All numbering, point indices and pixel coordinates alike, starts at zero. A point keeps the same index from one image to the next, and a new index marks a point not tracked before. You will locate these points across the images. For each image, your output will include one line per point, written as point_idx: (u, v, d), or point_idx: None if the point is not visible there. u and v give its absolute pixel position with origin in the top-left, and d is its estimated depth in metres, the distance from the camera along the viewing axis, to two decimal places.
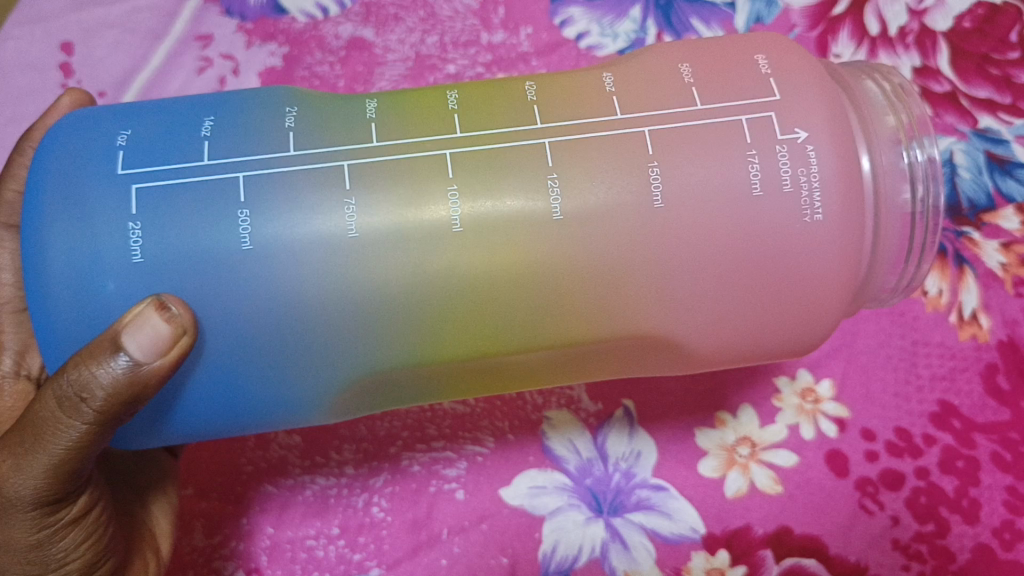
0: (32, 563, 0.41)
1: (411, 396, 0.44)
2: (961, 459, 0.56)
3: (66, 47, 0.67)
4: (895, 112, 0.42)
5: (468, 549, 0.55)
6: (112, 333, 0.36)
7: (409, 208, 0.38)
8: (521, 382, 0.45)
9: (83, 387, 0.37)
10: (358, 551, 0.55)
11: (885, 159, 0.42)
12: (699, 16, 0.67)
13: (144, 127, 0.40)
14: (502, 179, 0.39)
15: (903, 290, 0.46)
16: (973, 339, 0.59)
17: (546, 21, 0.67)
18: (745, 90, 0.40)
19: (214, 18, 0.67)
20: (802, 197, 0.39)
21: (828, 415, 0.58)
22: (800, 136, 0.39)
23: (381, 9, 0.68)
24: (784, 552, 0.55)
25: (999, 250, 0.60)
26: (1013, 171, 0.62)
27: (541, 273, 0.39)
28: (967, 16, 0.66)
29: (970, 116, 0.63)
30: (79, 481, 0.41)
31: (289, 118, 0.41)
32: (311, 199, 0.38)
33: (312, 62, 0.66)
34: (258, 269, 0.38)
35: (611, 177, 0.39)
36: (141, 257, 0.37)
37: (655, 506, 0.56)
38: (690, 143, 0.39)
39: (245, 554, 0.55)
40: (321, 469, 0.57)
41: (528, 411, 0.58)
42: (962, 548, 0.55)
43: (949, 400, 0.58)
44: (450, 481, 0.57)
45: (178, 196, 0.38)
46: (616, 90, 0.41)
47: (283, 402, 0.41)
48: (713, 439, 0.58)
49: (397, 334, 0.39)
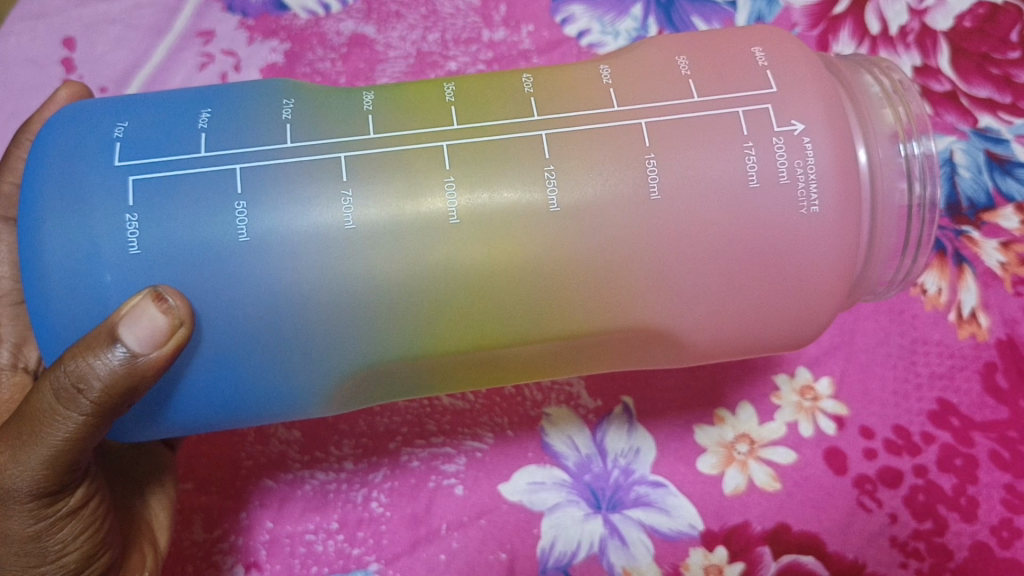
0: (29, 554, 0.42)
1: (409, 388, 0.44)
2: (959, 457, 0.56)
3: (68, 42, 0.67)
4: (893, 107, 0.42)
5: (467, 545, 0.55)
6: (109, 324, 0.37)
7: (407, 200, 0.38)
8: (519, 375, 0.45)
9: (80, 378, 0.37)
10: (357, 546, 0.55)
11: (882, 153, 0.42)
12: (700, 14, 0.67)
13: (142, 119, 0.40)
14: (499, 170, 0.39)
15: (899, 283, 0.46)
16: (972, 338, 0.59)
17: (547, 18, 0.67)
18: (741, 83, 0.40)
19: (215, 14, 0.67)
20: (799, 189, 0.39)
21: (827, 413, 0.58)
22: (797, 129, 0.39)
23: (383, 6, 0.68)
24: (783, 549, 0.55)
25: (998, 249, 0.60)
26: (1013, 171, 0.62)
27: (539, 266, 0.39)
28: (967, 16, 0.66)
29: (970, 116, 0.63)
30: (77, 473, 0.41)
31: (286, 111, 0.41)
32: (309, 190, 0.38)
33: (314, 59, 0.66)
34: (256, 259, 0.38)
35: (608, 168, 0.39)
36: (138, 249, 0.37)
37: (653, 503, 0.56)
38: (687, 135, 0.39)
39: (244, 548, 0.55)
40: (321, 464, 0.57)
41: (527, 408, 0.58)
42: (960, 546, 0.55)
43: (948, 398, 0.58)
44: (449, 477, 0.57)
45: (175, 186, 0.38)
46: (613, 83, 0.41)
47: (281, 394, 0.41)
48: (712, 437, 0.58)
49: (395, 326, 0.39)
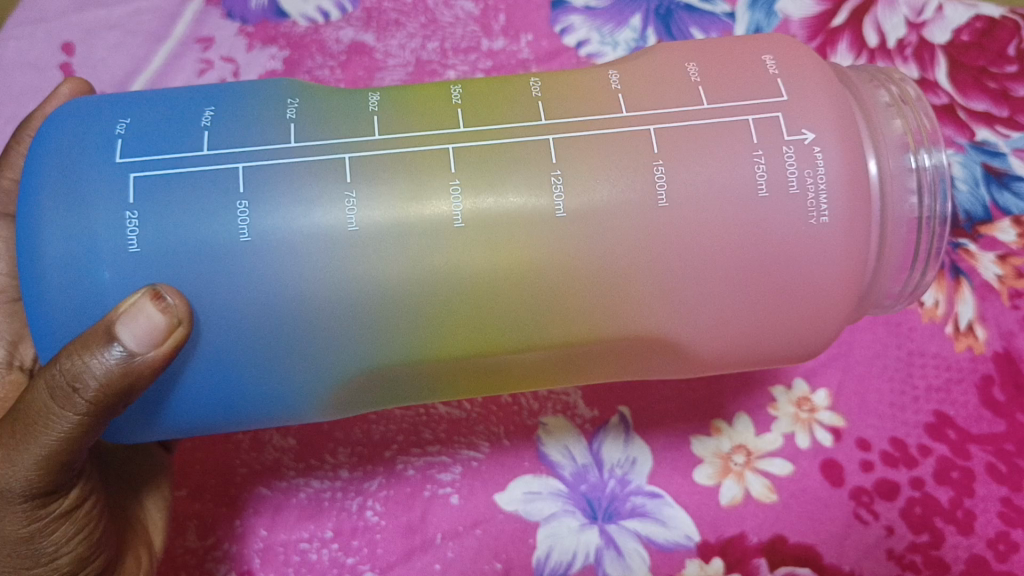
0: (22, 556, 0.41)
1: (410, 393, 0.44)
2: (956, 470, 0.56)
3: (67, 47, 0.67)
4: (903, 117, 0.42)
5: (462, 554, 0.55)
6: (106, 323, 0.36)
7: (411, 202, 0.38)
8: (521, 382, 0.45)
9: (76, 377, 0.36)
10: (351, 555, 0.55)
11: (892, 164, 0.42)
12: (699, 25, 0.67)
13: (142, 117, 0.40)
14: (507, 176, 0.39)
15: (908, 296, 0.46)
16: (968, 350, 0.59)
17: (546, 29, 0.68)
18: (750, 90, 0.41)
19: (214, 20, 0.67)
20: (809, 199, 0.39)
21: (823, 424, 0.58)
22: (807, 138, 0.39)
23: (383, 15, 0.68)
24: (779, 561, 0.55)
25: (995, 262, 0.60)
26: (1011, 184, 0.62)
27: (543, 271, 0.39)
28: (965, 29, 0.66)
29: (968, 129, 0.64)
30: (71, 474, 0.41)
31: (290, 110, 0.41)
32: (312, 190, 0.38)
33: (313, 66, 0.66)
34: (257, 260, 0.38)
35: (616, 174, 0.39)
36: (137, 247, 0.37)
37: (649, 514, 0.56)
38: (695, 143, 0.39)
39: (238, 557, 0.55)
40: (315, 472, 0.57)
41: (524, 416, 0.58)
42: (957, 559, 0.54)
43: (944, 410, 0.58)
44: (445, 486, 0.56)
45: (178, 184, 0.38)
46: (622, 88, 0.41)
47: (282, 397, 0.41)
48: (708, 448, 0.57)
49: (398, 331, 0.39)
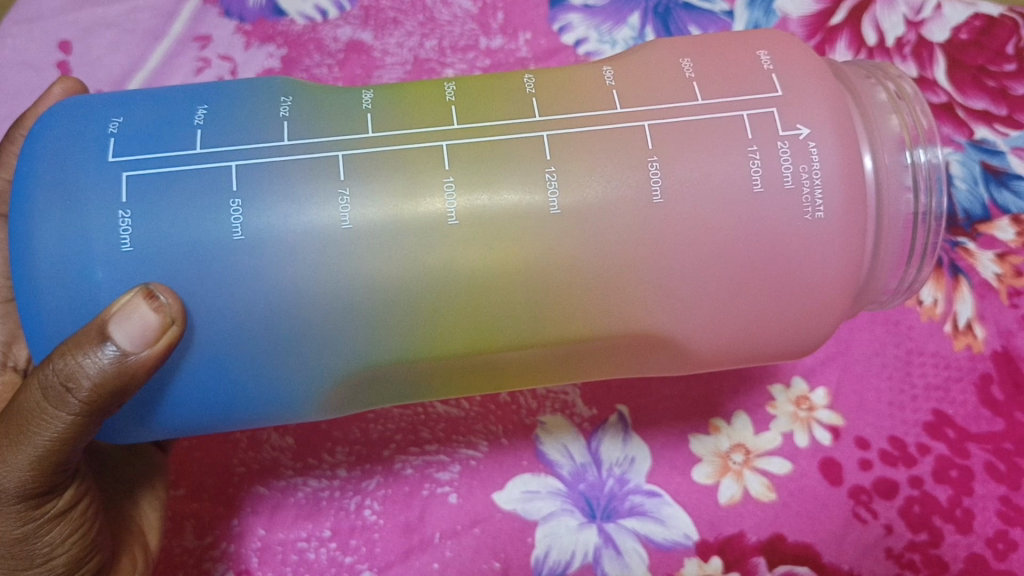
0: (16, 557, 0.41)
1: (406, 392, 0.44)
2: (955, 468, 0.56)
3: (64, 46, 0.67)
4: (899, 114, 0.42)
5: (460, 553, 0.55)
6: (99, 322, 0.36)
7: (406, 200, 0.38)
8: (518, 380, 0.45)
9: (69, 376, 0.36)
10: (349, 554, 0.55)
11: (888, 159, 0.42)
12: (697, 23, 0.67)
13: (135, 116, 0.40)
14: (501, 172, 0.39)
15: (904, 292, 0.46)
16: (967, 348, 0.59)
17: (545, 27, 0.68)
18: (746, 86, 0.40)
19: (213, 18, 0.67)
20: (804, 194, 0.39)
21: (822, 423, 0.57)
22: (802, 133, 0.39)
23: (381, 13, 0.68)
24: (778, 560, 0.55)
25: (994, 261, 0.60)
26: (1009, 182, 0.62)
27: (539, 269, 0.39)
28: (964, 28, 0.66)
29: (967, 127, 0.63)
30: (65, 474, 0.41)
31: (284, 108, 0.41)
32: (306, 188, 0.38)
33: (310, 64, 0.66)
34: (251, 259, 0.38)
35: (611, 171, 0.39)
36: (130, 246, 0.37)
37: (648, 512, 0.55)
38: (690, 138, 0.39)
39: (235, 556, 0.55)
40: (313, 471, 0.57)
41: (523, 415, 0.58)
42: (956, 558, 0.54)
43: (943, 409, 0.58)
44: (443, 485, 0.56)
45: (171, 183, 0.38)
46: (616, 84, 0.41)
47: (277, 396, 0.41)
48: (707, 446, 0.57)
49: (394, 329, 0.39)
